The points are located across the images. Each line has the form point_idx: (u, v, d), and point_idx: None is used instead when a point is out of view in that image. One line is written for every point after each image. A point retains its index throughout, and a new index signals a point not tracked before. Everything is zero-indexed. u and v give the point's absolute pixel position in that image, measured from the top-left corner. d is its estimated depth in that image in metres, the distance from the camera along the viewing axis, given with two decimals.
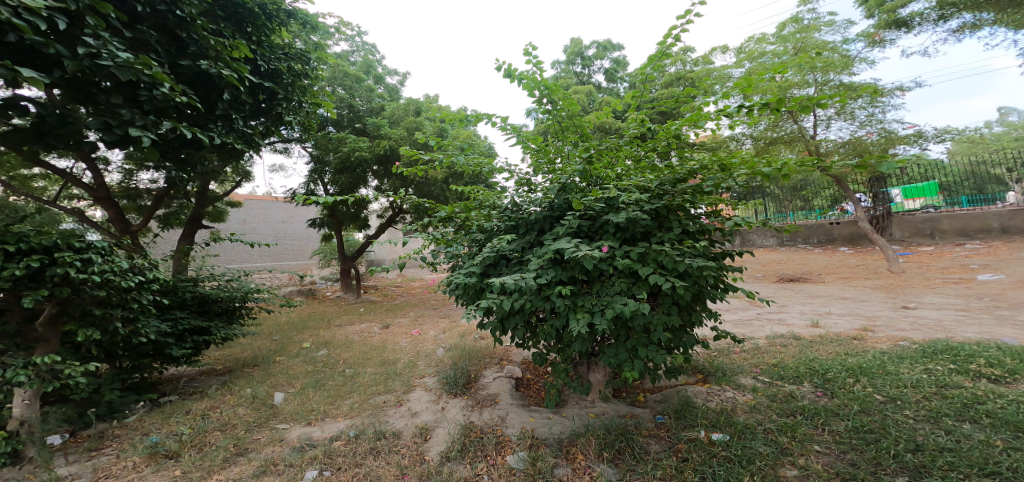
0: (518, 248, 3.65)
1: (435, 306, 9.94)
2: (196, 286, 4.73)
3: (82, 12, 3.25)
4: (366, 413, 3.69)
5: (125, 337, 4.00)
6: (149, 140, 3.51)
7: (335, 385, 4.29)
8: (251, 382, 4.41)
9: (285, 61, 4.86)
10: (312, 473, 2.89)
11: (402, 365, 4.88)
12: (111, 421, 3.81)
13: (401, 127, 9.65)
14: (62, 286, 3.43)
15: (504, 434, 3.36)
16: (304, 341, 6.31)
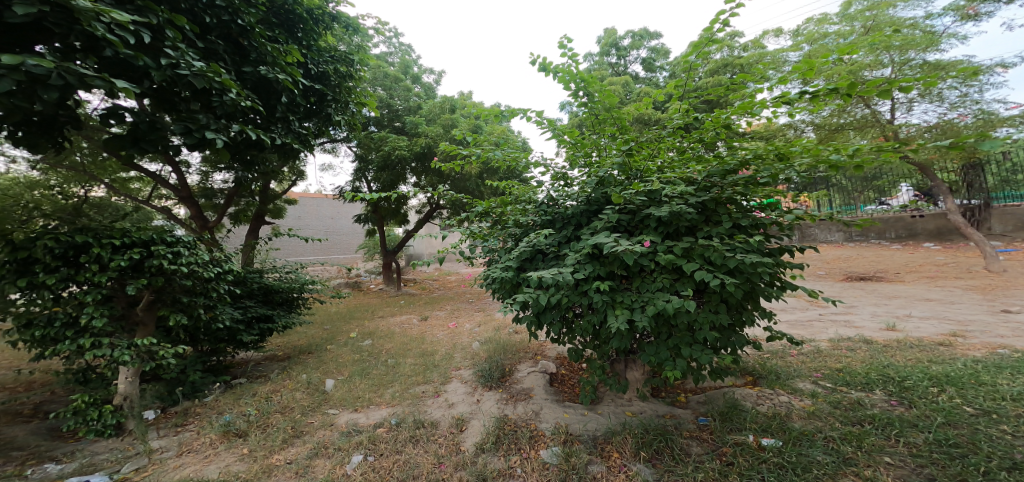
0: (555, 243, 3.64)
1: (471, 300, 10.10)
2: (261, 277, 5.08)
3: (162, 26, 3.55)
4: (408, 403, 3.83)
5: (206, 322, 4.34)
6: (219, 142, 3.80)
7: (380, 374, 4.46)
8: (306, 369, 4.69)
9: (332, 63, 5.08)
10: (359, 458, 3.03)
11: (439, 357, 5.02)
12: (189, 399, 4.19)
13: (437, 125, 9.91)
14: (157, 275, 3.80)
15: (538, 428, 3.41)
16: (352, 330, 6.63)
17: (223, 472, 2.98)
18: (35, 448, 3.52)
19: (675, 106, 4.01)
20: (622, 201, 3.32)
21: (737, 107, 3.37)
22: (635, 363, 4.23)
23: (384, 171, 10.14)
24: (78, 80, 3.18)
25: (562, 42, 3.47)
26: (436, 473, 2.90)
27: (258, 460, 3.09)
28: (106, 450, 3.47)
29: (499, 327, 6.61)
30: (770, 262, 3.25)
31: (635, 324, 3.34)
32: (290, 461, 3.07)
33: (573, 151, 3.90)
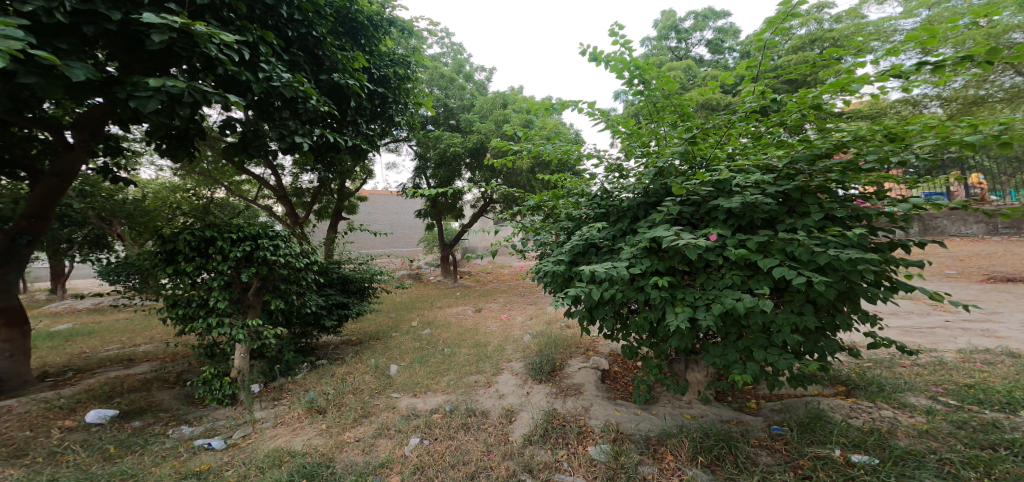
0: (609, 236, 3.54)
1: (523, 293, 10.17)
2: (340, 267, 5.52)
3: (256, 43, 3.89)
4: (461, 391, 3.98)
5: (298, 307, 4.79)
6: (305, 146, 4.22)
7: (437, 362, 4.68)
8: (375, 353, 5.04)
9: (392, 67, 5.36)
10: (416, 440, 3.21)
11: (492, 348, 5.16)
12: (283, 376, 4.70)
13: (491, 121, 10.11)
14: (262, 265, 4.26)
15: (587, 424, 3.40)
16: (414, 319, 7.02)
17: (304, 445, 3.29)
18: (170, 412, 4.16)
19: (749, 88, 3.68)
20: (685, 191, 3.10)
21: (832, 84, 2.95)
22: (697, 363, 4.00)
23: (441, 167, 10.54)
24: (196, 96, 3.57)
25: (614, 29, 3.45)
26: (484, 460, 3.00)
27: (333, 436, 3.37)
28: (220, 417, 4.00)
29: (549, 320, 6.63)
30: (876, 258, 2.85)
31: (697, 323, 3.15)
32: (358, 439, 3.31)
33: (629, 142, 3.78)
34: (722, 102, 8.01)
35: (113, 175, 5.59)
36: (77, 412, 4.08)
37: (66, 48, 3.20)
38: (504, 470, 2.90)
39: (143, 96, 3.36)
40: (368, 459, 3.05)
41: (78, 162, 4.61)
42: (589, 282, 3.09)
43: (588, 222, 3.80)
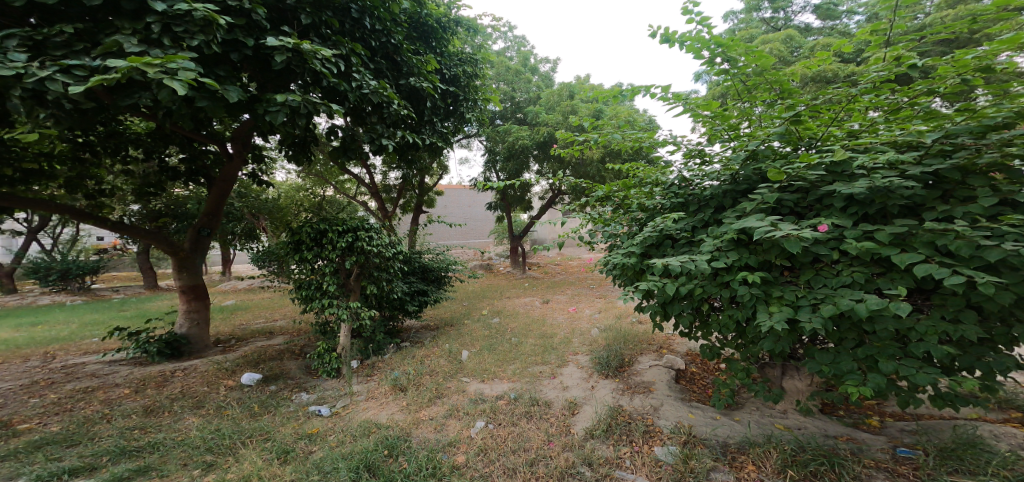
0: (686, 229, 3.30)
1: (592, 286, 9.97)
2: (421, 257, 5.88)
3: (348, 55, 4.19)
4: (525, 380, 4.07)
5: (387, 293, 5.16)
6: (390, 147, 4.50)
7: (503, 350, 4.83)
8: (449, 339, 5.31)
9: (461, 66, 5.54)
10: (481, 424, 3.36)
11: (558, 340, 5.20)
12: (374, 354, 5.14)
13: (558, 112, 9.88)
14: (359, 254, 4.65)
15: (655, 424, 3.28)
16: (483, 307, 7.29)
17: (387, 419, 3.55)
18: (292, 380, 4.64)
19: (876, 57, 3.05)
20: (782, 177, 2.77)
21: (1010, 38, 2.39)
22: (795, 370, 3.62)
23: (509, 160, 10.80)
24: (309, 108, 3.87)
25: (689, 8, 3.27)
26: (544, 449, 3.04)
27: (412, 413, 3.63)
28: (328, 387, 4.44)
29: (617, 315, 6.47)
30: None
31: (799, 324, 2.76)
32: (432, 417, 3.52)
33: (712, 126, 3.50)
34: (837, 73, 6.87)
35: (257, 177, 6.35)
36: (238, 373, 4.77)
37: (218, 73, 3.60)
38: (563, 460, 2.91)
39: (273, 110, 3.63)
40: (439, 436, 3.25)
41: (236, 169, 5.42)
42: (671, 278, 2.87)
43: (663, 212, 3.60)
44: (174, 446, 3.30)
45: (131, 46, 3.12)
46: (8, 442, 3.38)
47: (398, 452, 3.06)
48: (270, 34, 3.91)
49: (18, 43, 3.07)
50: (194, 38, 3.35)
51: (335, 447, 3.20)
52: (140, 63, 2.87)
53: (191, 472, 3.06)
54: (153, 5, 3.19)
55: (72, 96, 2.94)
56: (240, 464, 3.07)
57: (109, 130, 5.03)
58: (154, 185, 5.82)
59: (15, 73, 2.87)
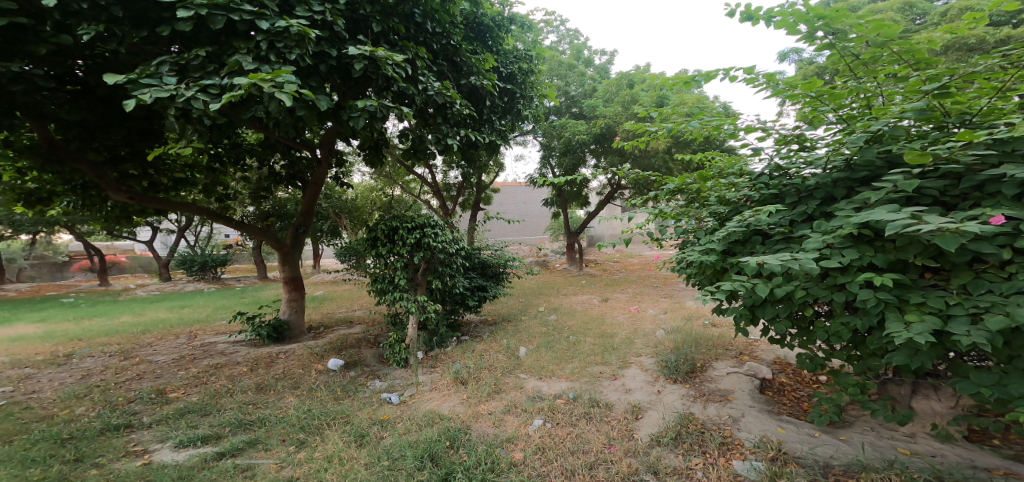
0: (782, 223, 2.91)
1: (656, 284, 9.60)
2: (480, 253, 5.96)
3: (413, 59, 4.20)
4: (583, 379, 4.02)
5: (449, 288, 5.29)
6: (455, 147, 4.58)
7: (562, 348, 4.80)
8: (506, 334, 5.36)
9: (517, 63, 5.52)
10: (539, 422, 3.35)
11: (618, 340, 5.10)
12: (438, 347, 5.30)
13: (618, 103, 9.57)
14: (422, 250, 4.79)
15: (734, 436, 3.09)
16: (539, 304, 7.30)
17: (449, 411, 3.60)
18: (366, 367, 4.81)
19: None
20: (927, 159, 2.30)
21: None
22: (933, 390, 3.13)
23: (566, 154, 10.69)
24: (385, 112, 3.78)
25: None
26: (605, 453, 2.98)
27: (472, 406, 3.68)
28: (397, 376, 4.58)
29: (684, 317, 6.17)
30: None
31: (948, 337, 2.25)
32: (491, 412, 3.55)
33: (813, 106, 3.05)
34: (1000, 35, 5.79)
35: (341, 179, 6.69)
36: (325, 358, 4.95)
37: (310, 83, 3.58)
38: (625, 466, 2.83)
39: (354, 116, 3.61)
40: (497, 431, 3.26)
41: (324, 173, 5.59)
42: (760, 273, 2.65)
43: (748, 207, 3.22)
44: (277, 423, 3.42)
45: (249, 63, 3.24)
46: (159, 409, 3.77)
47: (458, 444, 3.04)
48: (347, 42, 3.86)
49: (169, 68, 3.31)
50: (291, 51, 3.39)
51: (402, 433, 3.20)
52: (258, 79, 3.01)
53: (286, 448, 3.12)
54: (257, 22, 3.27)
55: (211, 113, 3.14)
56: (324, 444, 3.12)
57: (233, 142, 5.55)
58: (265, 189, 6.29)
59: (171, 95, 3.07)
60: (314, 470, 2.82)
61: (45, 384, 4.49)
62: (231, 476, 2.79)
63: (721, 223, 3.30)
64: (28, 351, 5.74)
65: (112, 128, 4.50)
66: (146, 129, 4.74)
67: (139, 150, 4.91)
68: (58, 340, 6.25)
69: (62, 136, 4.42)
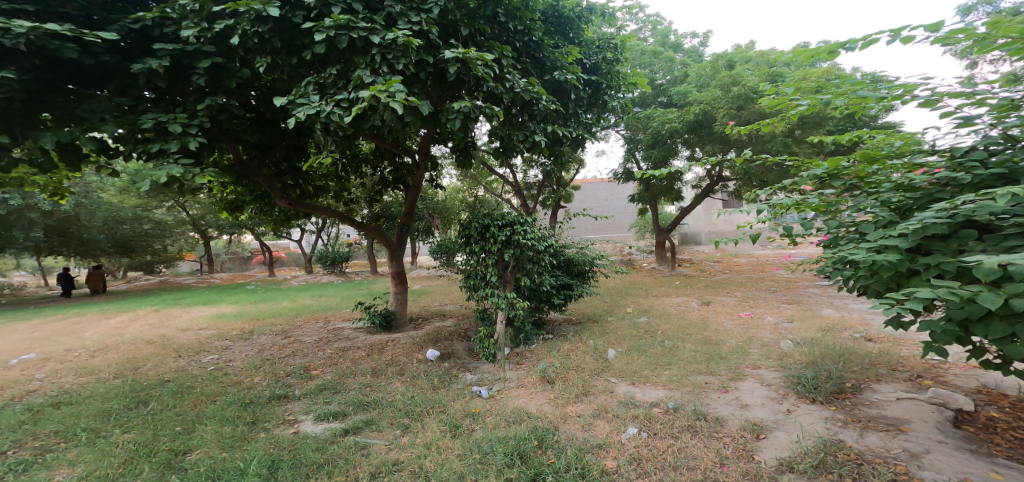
0: (1021, 212, 2.16)
1: (774, 289, 8.59)
2: (565, 250, 5.48)
3: (498, 57, 4.19)
4: (683, 390, 3.74)
5: (535, 286, 4.91)
6: (542, 143, 4.44)
7: (657, 355, 4.46)
8: (593, 335, 5.15)
9: (600, 53, 5.31)
10: (635, 431, 3.08)
11: (727, 349, 4.69)
12: (524, 344, 5.01)
13: (716, 86, 8.79)
14: (508, 246, 4.58)
15: (912, 474, 2.58)
16: (628, 305, 6.96)
17: (536, 409, 3.38)
18: (458, 359, 4.69)
19: None
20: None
21: None
22: None
23: (656, 146, 10.17)
24: (478, 112, 3.82)
25: None
26: (716, 472, 2.69)
27: (559, 407, 3.43)
28: (486, 370, 4.38)
29: (818, 329, 5.38)
30: None
31: None
32: (579, 414, 3.30)
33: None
34: None
35: (434, 181, 7.04)
36: (422, 348, 4.91)
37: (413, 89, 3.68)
38: None
39: (450, 118, 3.72)
40: (587, 436, 3.01)
41: (422, 176, 5.86)
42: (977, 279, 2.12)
43: (952, 192, 2.44)
44: (387, 406, 3.36)
45: (368, 76, 3.40)
46: (307, 383, 3.95)
47: (547, 445, 2.80)
48: (440, 48, 3.94)
49: (314, 87, 3.60)
50: (398, 61, 3.49)
51: (492, 427, 3.00)
52: (374, 91, 3.16)
53: (394, 431, 2.99)
54: (370, 37, 3.39)
55: (344, 125, 3.39)
56: (423, 431, 2.98)
57: (352, 154, 6.05)
58: (376, 195, 6.78)
59: (316, 111, 3.36)
60: (414, 457, 2.66)
61: (221, 355, 5.09)
62: (349, 452, 2.70)
63: (898, 214, 2.61)
64: (199, 330, 6.70)
65: (275, 147, 5.12)
66: (301, 146, 5.35)
67: (293, 165, 5.56)
68: (239, 320, 7.43)
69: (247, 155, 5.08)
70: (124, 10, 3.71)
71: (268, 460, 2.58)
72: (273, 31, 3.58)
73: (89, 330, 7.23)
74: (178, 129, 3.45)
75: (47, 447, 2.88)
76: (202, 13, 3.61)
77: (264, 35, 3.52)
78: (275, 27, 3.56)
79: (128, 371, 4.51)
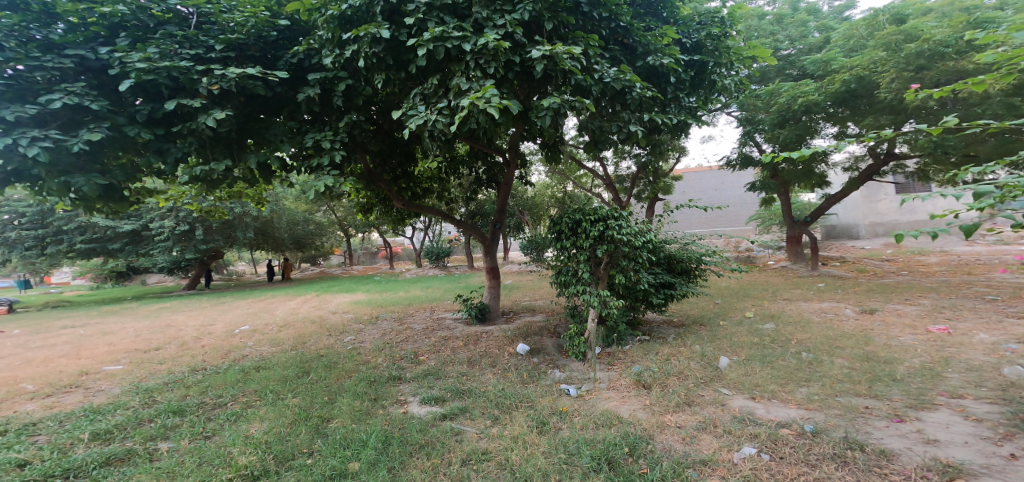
0: None
1: (988, 297, 6.67)
2: (667, 245, 4.86)
3: (585, 49, 4.05)
4: (832, 413, 3.12)
5: (631, 284, 4.43)
6: (639, 133, 4.15)
7: (787, 370, 3.83)
8: (701, 340, 4.66)
9: (702, 29, 4.82)
10: (751, 450, 2.65)
11: (906, 372, 3.80)
12: (617, 344, 4.60)
13: (874, 48, 7.74)
14: (603, 240, 4.09)
15: None
16: (746, 309, 6.24)
17: (629, 415, 3.15)
18: (547, 355, 4.61)
19: None
20: None
21: None
22: None
23: (791, 124, 9.28)
24: (568, 107, 3.79)
25: None
26: None
27: (655, 414, 3.14)
28: (575, 369, 4.20)
29: None
30: None
31: None
32: (680, 425, 2.97)
33: None
34: None
35: (524, 178, 7.12)
36: (513, 342, 4.98)
37: (502, 90, 3.77)
38: None
39: (541, 116, 3.72)
40: (688, 450, 2.69)
41: (513, 173, 5.97)
42: None
43: None
44: (480, 396, 3.51)
45: (465, 83, 3.61)
46: (415, 367, 4.35)
47: (639, 454, 2.62)
48: (526, 47, 3.94)
49: (419, 99, 3.95)
50: (490, 65, 3.64)
51: (579, 428, 2.93)
52: (473, 98, 3.33)
53: (485, 421, 3.12)
54: (464, 46, 3.54)
55: (447, 131, 3.67)
56: (511, 424, 3.04)
57: (450, 156, 6.37)
58: (471, 193, 7.04)
59: (423, 120, 3.68)
60: (502, 448, 2.71)
61: (355, 337, 5.86)
62: (445, 437, 2.87)
63: None
64: (341, 314, 7.83)
65: (392, 154, 5.69)
66: (411, 152, 5.86)
67: (406, 171, 6.16)
68: (373, 306, 8.50)
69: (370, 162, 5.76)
70: (286, 45, 4.44)
71: (383, 436, 2.84)
72: (386, 50, 3.91)
73: (275, 309, 9.06)
74: (327, 145, 4.08)
75: (249, 402, 3.58)
76: (333, 41, 4.09)
77: (379, 55, 3.91)
78: (388, 46, 3.89)
79: (291, 346, 5.46)
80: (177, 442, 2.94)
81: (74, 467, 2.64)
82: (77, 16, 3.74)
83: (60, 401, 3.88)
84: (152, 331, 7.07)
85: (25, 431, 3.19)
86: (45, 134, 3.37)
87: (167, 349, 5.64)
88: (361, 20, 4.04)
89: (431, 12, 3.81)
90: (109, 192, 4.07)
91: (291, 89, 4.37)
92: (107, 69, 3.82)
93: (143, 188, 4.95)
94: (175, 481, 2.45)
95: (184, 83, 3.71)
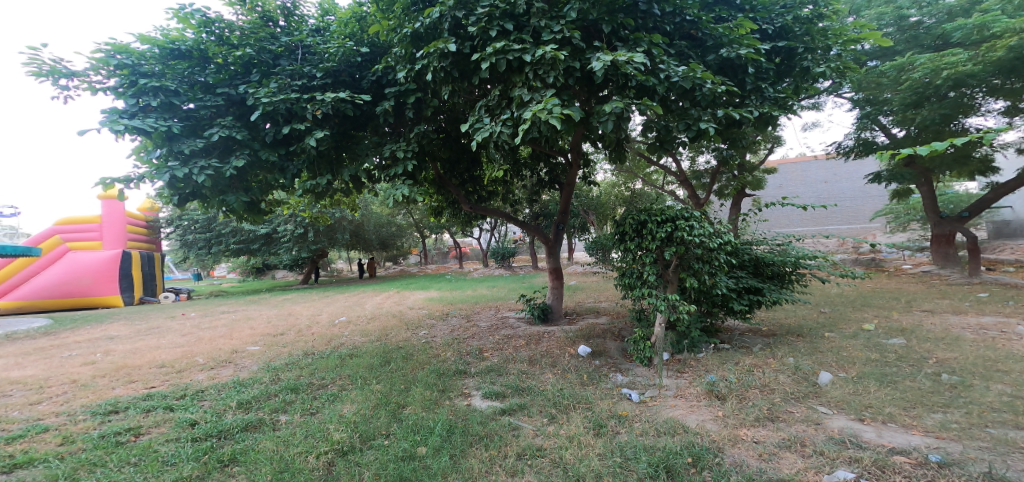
0: None
1: None
2: (752, 246, 4.47)
3: (649, 47, 3.92)
4: (973, 445, 2.55)
5: (708, 288, 4.14)
6: (712, 131, 3.87)
7: (917, 393, 3.23)
8: (795, 352, 4.17)
9: (789, 12, 4.46)
10: (846, 474, 2.32)
11: None
12: (689, 352, 4.30)
13: None
14: (672, 242, 3.84)
15: None
16: (866, 322, 5.36)
17: (697, 425, 2.93)
18: (610, 358, 4.47)
19: None
20: None
21: None
22: None
23: (934, 102, 8.03)
24: (632, 111, 3.69)
25: None
26: None
27: (728, 427, 2.89)
28: (639, 374, 4.02)
29: None
30: None
31: None
32: (757, 440, 2.71)
33: None
34: None
35: (589, 178, 7.03)
36: (575, 344, 4.92)
37: (562, 97, 3.82)
38: None
39: (602, 120, 3.67)
40: (766, 467, 2.44)
41: (576, 174, 5.93)
42: None
43: None
44: (539, 395, 3.54)
45: (526, 94, 3.72)
46: (480, 363, 4.52)
47: (703, 466, 2.46)
48: (586, 51, 3.93)
49: (484, 110, 4.12)
50: (548, 75, 3.69)
51: (639, 434, 2.82)
52: (536, 109, 3.42)
53: (542, 419, 3.15)
54: (524, 57, 3.63)
55: (511, 141, 3.80)
56: (568, 424, 3.02)
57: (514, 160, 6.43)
58: (535, 195, 7.09)
59: (488, 131, 3.85)
60: (557, 446, 2.73)
61: (429, 332, 6.26)
62: (504, 430, 2.97)
63: None
64: (417, 310, 8.40)
65: (460, 160, 6.02)
66: (479, 157, 6.14)
67: (472, 174, 6.47)
68: (456, 303, 8.96)
69: (441, 169, 6.09)
70: (370, 66, 4.93)
71: (448, 425, 3.04)
72: (453, 64, 4.10)
73: (370, 303, 10.03)
74: (403, 155, 4.48)
75: (344, 384, 4.05)
76: (405, 58, 4.40)
77: (446, 72, 4.13)
78: (454, 60, 4.08)
79: (378, 337, 6.00)
80: (292, 415, 3.43)
81: (224, 429, 3.21)
82: (222, 58, 4.52)
83: (218, 373, 4.74)
84: (278, 318, 8.29)
85: (196, 396, 3.96)
86: (208, 163, 4.12)
87: (288, 335, 6.55)
88: (431, 36, 4.27)
89: (492, 21, 3.90)
90: (252, 206, 4.86)
91: (375, 107, 4.87)
92: (245, 101, 4.57)
93: (272, 200, 5.82)
94: (288, 448, 2.86)
95: (297, 109, 4.30)
